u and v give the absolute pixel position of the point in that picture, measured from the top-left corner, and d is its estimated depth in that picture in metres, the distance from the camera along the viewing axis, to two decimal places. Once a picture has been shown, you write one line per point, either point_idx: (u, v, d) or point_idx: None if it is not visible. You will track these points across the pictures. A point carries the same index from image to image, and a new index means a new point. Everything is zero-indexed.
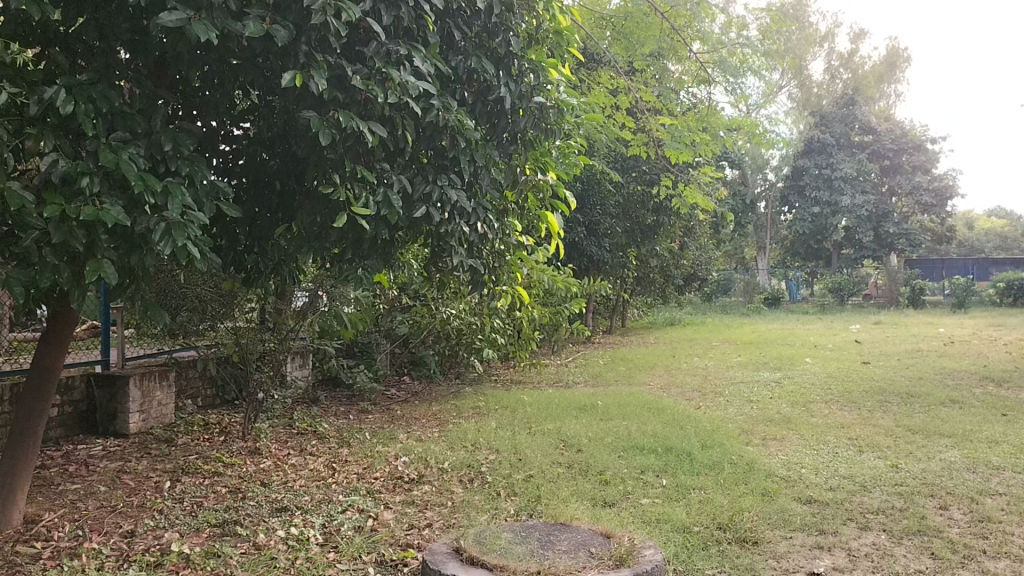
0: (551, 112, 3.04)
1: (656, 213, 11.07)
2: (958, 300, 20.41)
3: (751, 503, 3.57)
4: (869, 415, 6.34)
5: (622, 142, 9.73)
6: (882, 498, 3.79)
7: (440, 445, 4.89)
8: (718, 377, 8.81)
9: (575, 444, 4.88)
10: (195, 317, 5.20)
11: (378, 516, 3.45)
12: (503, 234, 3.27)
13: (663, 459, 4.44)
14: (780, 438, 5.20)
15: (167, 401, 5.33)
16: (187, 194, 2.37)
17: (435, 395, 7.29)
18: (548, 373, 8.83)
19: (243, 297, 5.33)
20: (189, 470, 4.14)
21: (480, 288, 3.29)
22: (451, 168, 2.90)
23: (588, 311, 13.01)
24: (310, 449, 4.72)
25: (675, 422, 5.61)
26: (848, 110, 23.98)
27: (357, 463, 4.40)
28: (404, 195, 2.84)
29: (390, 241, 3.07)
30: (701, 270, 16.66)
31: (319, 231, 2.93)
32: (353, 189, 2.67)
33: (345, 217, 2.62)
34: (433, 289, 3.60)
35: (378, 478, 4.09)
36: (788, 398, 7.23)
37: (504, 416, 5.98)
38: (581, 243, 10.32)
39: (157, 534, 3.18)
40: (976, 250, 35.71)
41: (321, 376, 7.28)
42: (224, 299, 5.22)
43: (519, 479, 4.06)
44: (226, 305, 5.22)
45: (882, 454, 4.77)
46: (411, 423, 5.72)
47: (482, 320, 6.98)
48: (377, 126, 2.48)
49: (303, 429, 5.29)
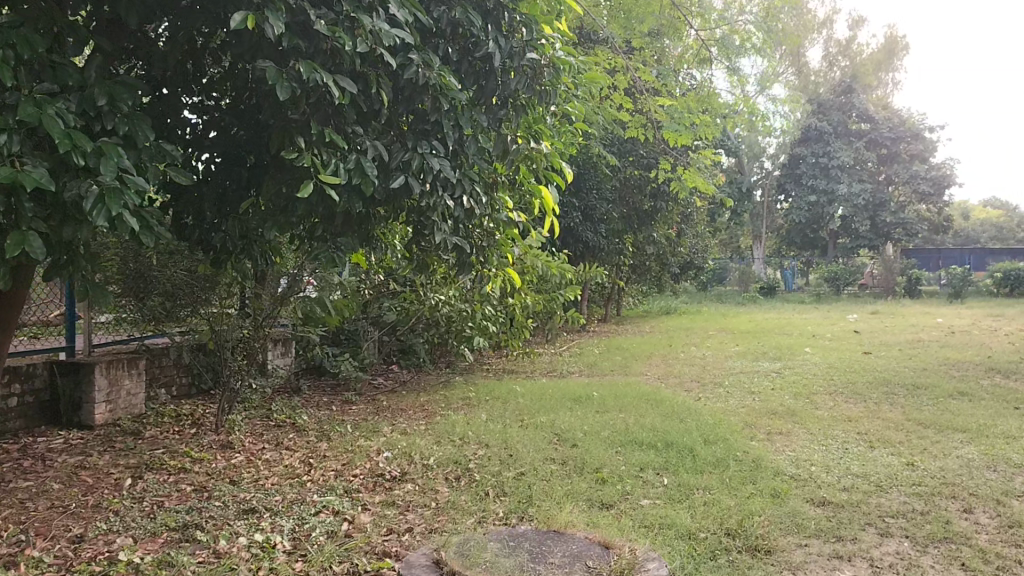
0: (546, 71, 2.71)
1: (654, 198, 10.78)
2: (955, 290, 20.16)
3: (760, 506, 3.29)
4: (876, 408, 6.07)
5: (619, 124, 9.40)
6: (900, 500, 3.52)
7: (425, 439, 4.59)
8: (717, 367, 8.54)
9: (570, 439, 4.59)
10: (172, 304, 4.89)
11: (354, 519, 3.15)
12: (492, 210, 2.93)
13: (663, 455, 4.16)
14: (786, 432, 4.92)
15: (137, 391, 5.02)
16: (124, 156, 2.07)
17: (423, 385, 6.99)
18: (542, 362, 8.54)
19: (225, 282, 4.98)
20: (153, 466, 3.83)
21: (467, 270, 2.96)
22: (433, 134, 2.58)
23: (583, 298, 12.71)
24: (287, 443, 4.42)
25: (675, 414, 5.33)
26: (846, 98, 23.67)
27: (336, 459, 4.11)
28: (380, 164, 2.53)
29: (366, 216, 2.77)
30: (697, 258, 16.36)
31: (285, 203, 2.60)
32: (321, 155, 2.36)
33: (312, 186, 2.30)
34: (417, 271, 3.30)
35: (358, 476, 3.79)
36: (791, 390, 6.95)
37: (495, 407, 5.69)
38: (575, 228, 10.01)
39: (108, 540, 2.87)
40: (971, 240, 35.52)
41: (305, 365, 6.97)
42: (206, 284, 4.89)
43: (510, 477, 3.77)
44: (205, 290, 4.90)
45: (895, 450, 4.49)
46: (396, 415, 5.42)
47: (473, 307, 6.69)
48: (346, 80, 2.19)
49: (282, 421, 5.00)
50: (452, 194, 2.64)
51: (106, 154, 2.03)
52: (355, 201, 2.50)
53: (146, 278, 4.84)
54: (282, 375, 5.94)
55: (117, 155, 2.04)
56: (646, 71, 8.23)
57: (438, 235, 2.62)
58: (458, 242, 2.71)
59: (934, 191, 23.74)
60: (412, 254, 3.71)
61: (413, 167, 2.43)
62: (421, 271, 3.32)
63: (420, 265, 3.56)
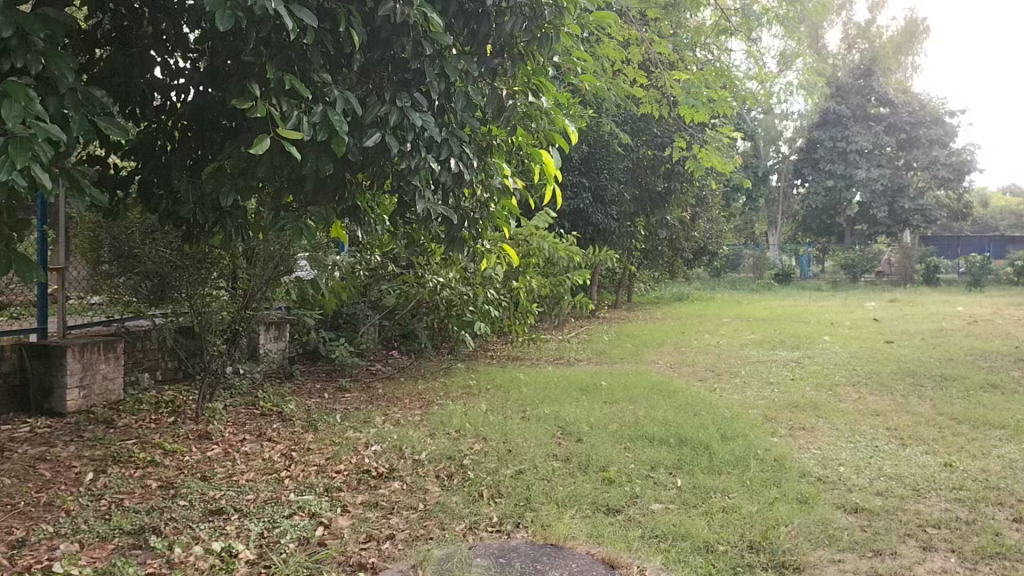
0: (547, 12, 2.33)
1: (668, 179, 10.38)
2: (974, 278, 19.62)
3: (786, 514, 2.94)
4: (903, 401, 5.69)
5: (632, 100, 9.01)
6: (941, 507, 3.16)
7: (419, 431, 4.26)
8: (732, 356, 8.18)
9: (575, 433, 4.25)
10: (165, 284, 4.49)
11: (330, 523, 2.82)
12: (485, 177, 2.55)
13: (676, 452, 3.81)
14: (809, 428, 4.56)
15: (115, 376, 4.72)
16: (36, 99, 1.73)
17: (423, 371, 6.68)
18: (549, 349, 8.21)
19: (217, 263, 4.65)
20: (120, 459, 3.52)
21: (457, 245, 2.60)
22: (415, 85, 2.22)
23: (593, 284, 12.35)
24: (269, 434, 4.09)
25: (688, 407, 4.98)
26: (865, 81, 23.08)
27: (320, 453, 3.77)
28: (353, 119, 2.18)
29: (343, 180, 2.43)
30: (711, 244, 15.96)
31: (244, 165, 2.26)
32: (280, 105, 2.02)
33: (269, 141, 1.97)
34: (405, 246, 2.95)
35: (342, 473, 3.45)
36: (812, 381, 6.57)
37: (496, 397, 5.35)
38: (587, 210, 9.46)
39: (51, 546, 2.56)
40: (989, 228, 34.80)
41: (300, 350, 6.66)
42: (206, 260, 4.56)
43: (507, 476, 3.43)
44: (199, 269, 4.54)
45: (929, 449, 4.13)
46: (391, 404, 5.10)
47: (475, 290, 6.36)
48: (304, 12, 1.85)
49: (268, 409, 4.67)
50: (438, 156, 2.29)
51: (10, 97, 1.68)
52: (324, 161, 2.15)
53: (131, 257, 4.42)
54: (272, 360, 5.64)
55: (26, 98, 1.70)
56: (662, 44, 7.86)
57: (420, 202, 2.26)
58: (447, 213, 2.34)
59: (954, 176, 23.20)
60: (402, 228, 3.36)
61: (393, 119, 2.07)
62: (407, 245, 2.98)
63: (410, 239, 3.23)
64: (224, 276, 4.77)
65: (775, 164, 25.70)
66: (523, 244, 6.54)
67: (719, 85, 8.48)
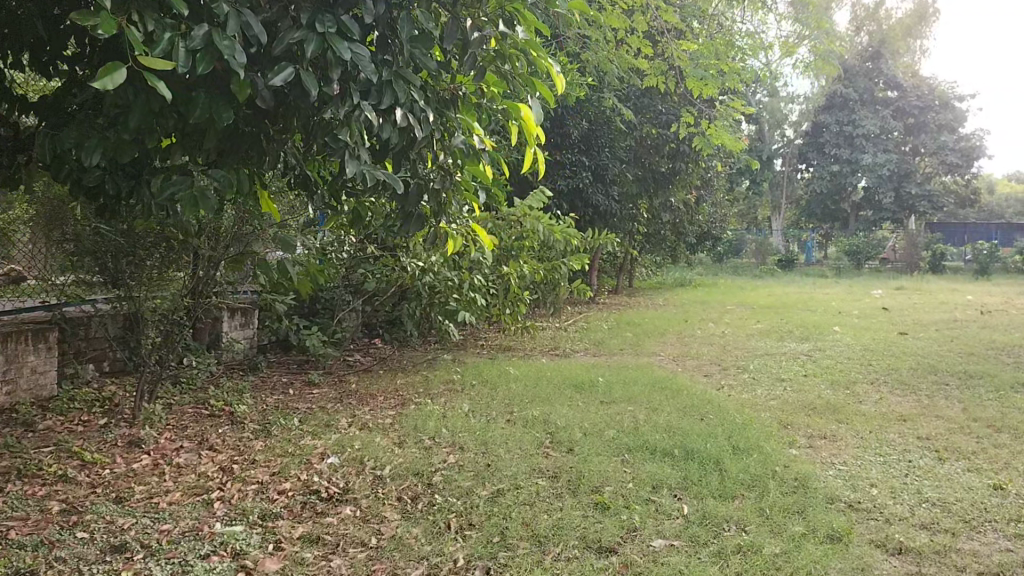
0: None
1: (672, 159, 9.77)
2: (981, 266, 19.05)
3: (818, 559, 2.41)
4: (930, 404, 5.12)
5: (635, 72, 8.42)
6: (1001, 547, 2.62)
7: (387, 437, 3.74)
8: (738, 347, 7.64)
9: (565, 441, 3.73)
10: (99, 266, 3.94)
11: (254, 566, 2.28)
12: (443, 135, 1.98)
13: (684, 469, 3.27)
14: (831, 436, 4.04)
15: (47, 370, 4.17)
16: None
17: (405, 362, 6.15)
18: (543, 338, 7.65)
19: (173, 248, 4.12)
20: (26, 474, 2.98)
21: (411, 225, 2.04)
22: (345, 6, 1.66)
23: (593, 268, 11.80)
24: (211, 441, 3.55)
25: (694, 410, 4.44)
26: (874, 64, 22.39)
27: (264, 467, 3.22)
28: (257, 51, 1.62)
29: (259, 139, 1.89)
30: (714, 228, 15.40)
31: (116, 110, 1.70)
32: (148, 26, 1.48)
33: (125, 71, 1.42)
34: (350, 230, 2.42)
35: (286, 494, 2.90)
36: (827, 378, 6.03)
37: (480, 395, 4.81)
38: (586, 189, 8.84)
39: None
40: (996, 215, 34.01)
41: (271, 338, 6.10)
42: (149, 241, 4.00)
43: (481, 500, 2.88)
44: (147, 251, 4.01)
45: (972, 466, 3.57)
46: (361, 402, 4.56)
47: (461, 275, 5.78)
48: None
49: (218, 409, 4.12)
50: (376, 104, 1.72)
51: None
52: (218, 108, 1.62)
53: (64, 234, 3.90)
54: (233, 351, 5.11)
55: None
56: (668, 12, 7.27)
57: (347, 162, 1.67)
58: (388, 180, 1.77)
59: (964, 161, 22.54)
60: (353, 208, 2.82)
61: (313, 47, 1.50)
62: (354, 226, 2.43)
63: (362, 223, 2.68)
64: (180, 261, 4.22)
65: (780, 147, 25.07)
66: (516, 225, 5.96)
67: (728, 57, 8.03)
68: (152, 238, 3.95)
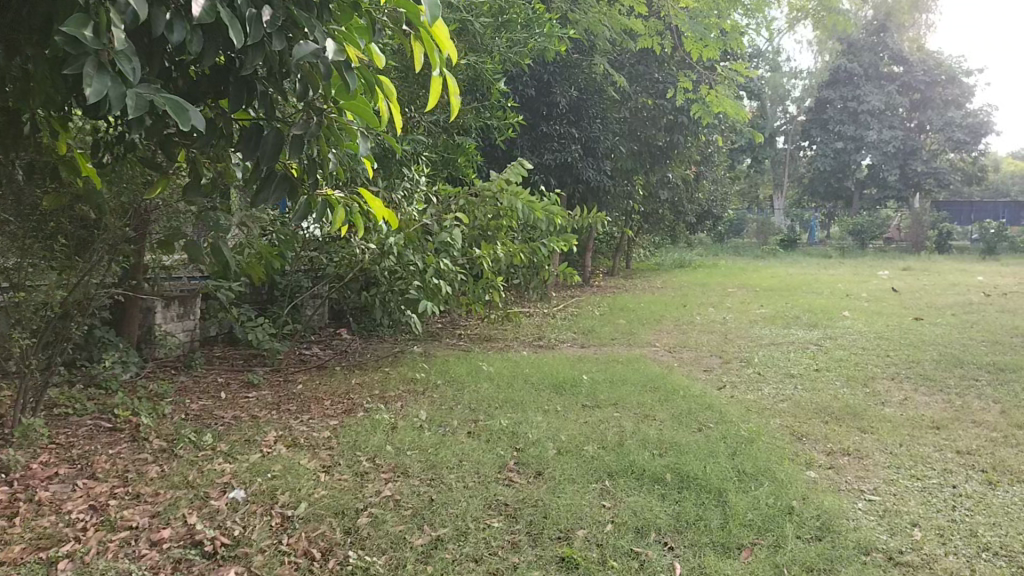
0: None
1: (670, 132, 8.83)
2: (989, 245, 18.32)
3: None
4: (963, 406, 4.43)
5: (628, 35, 7.69)
6: None
7: (319, 457, 3.07)
8: (740, 335, 6.96)
9: (532, 462, 3.06)
10: None
11: None
12: (294, 43, 1.27)
13: (677, 506, 2.60)
14: (855, 452, 3.37)
15: None
16: None
17: (368, 357, 5.49)
18: (527, 327, 6.98)
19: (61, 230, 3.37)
20: None
21: (258, 173, 1.42)
22: None
23: (587, 249, 11.11)
24: (95, 467, 2.89)
25: (691, 419, 3.77)
26: (878, 38, 21.41)
27: (146, 505, 2.55)
28: None
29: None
30: (714, 207, 14.68)
31: None
32: None
33: None
34: (187, 197, 1.78)
35: (159, 547, 2.24)
36: (840, 372, 5.36)
37: (443, 398, 4.15)
38: (576, 165, 8.10)
39: None
40: (1001, 194, 33.19)
41: (218, 330, 5.45)
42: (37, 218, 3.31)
43: (413, 555, 2.21)
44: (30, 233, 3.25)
45: None
46: (302, 409, 3.89)
47: (425, 259, 4.96)
48: None
49: (122, 421, 3.45)
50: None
51: None
52: None
53: None
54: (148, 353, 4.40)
55: None
56: None
57: (89, 78, 1.02)
58: (179, 111, 1.12)
59: (970, 138, 21.38)
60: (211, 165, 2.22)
61: None
62: (191, 192, 1.80)
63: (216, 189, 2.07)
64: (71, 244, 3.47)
65: (782, 124, 24.29)
66: (492, 202, 5.22)
67: (730, 14, 7.32)
68: (52, 223, 3.29)
